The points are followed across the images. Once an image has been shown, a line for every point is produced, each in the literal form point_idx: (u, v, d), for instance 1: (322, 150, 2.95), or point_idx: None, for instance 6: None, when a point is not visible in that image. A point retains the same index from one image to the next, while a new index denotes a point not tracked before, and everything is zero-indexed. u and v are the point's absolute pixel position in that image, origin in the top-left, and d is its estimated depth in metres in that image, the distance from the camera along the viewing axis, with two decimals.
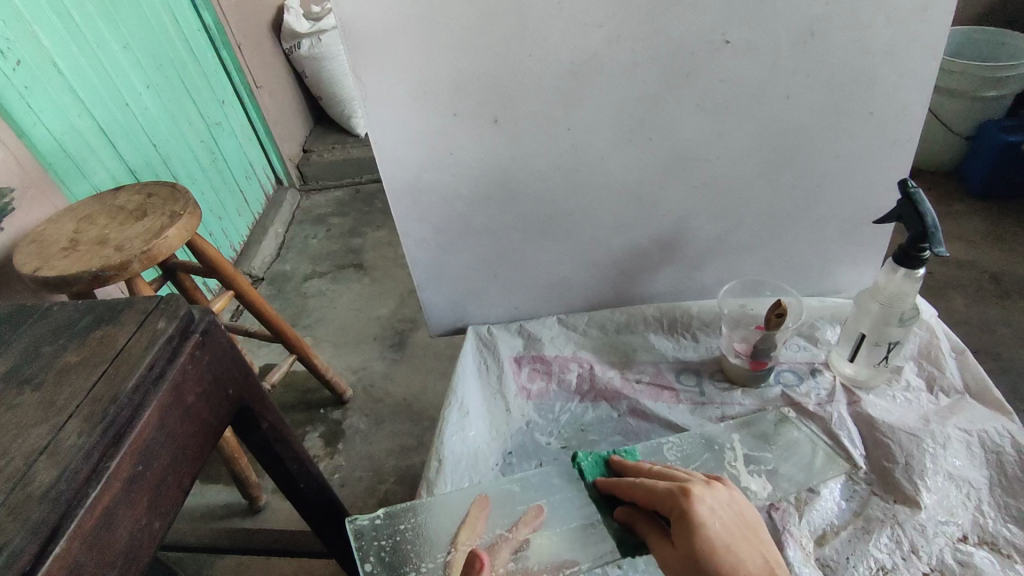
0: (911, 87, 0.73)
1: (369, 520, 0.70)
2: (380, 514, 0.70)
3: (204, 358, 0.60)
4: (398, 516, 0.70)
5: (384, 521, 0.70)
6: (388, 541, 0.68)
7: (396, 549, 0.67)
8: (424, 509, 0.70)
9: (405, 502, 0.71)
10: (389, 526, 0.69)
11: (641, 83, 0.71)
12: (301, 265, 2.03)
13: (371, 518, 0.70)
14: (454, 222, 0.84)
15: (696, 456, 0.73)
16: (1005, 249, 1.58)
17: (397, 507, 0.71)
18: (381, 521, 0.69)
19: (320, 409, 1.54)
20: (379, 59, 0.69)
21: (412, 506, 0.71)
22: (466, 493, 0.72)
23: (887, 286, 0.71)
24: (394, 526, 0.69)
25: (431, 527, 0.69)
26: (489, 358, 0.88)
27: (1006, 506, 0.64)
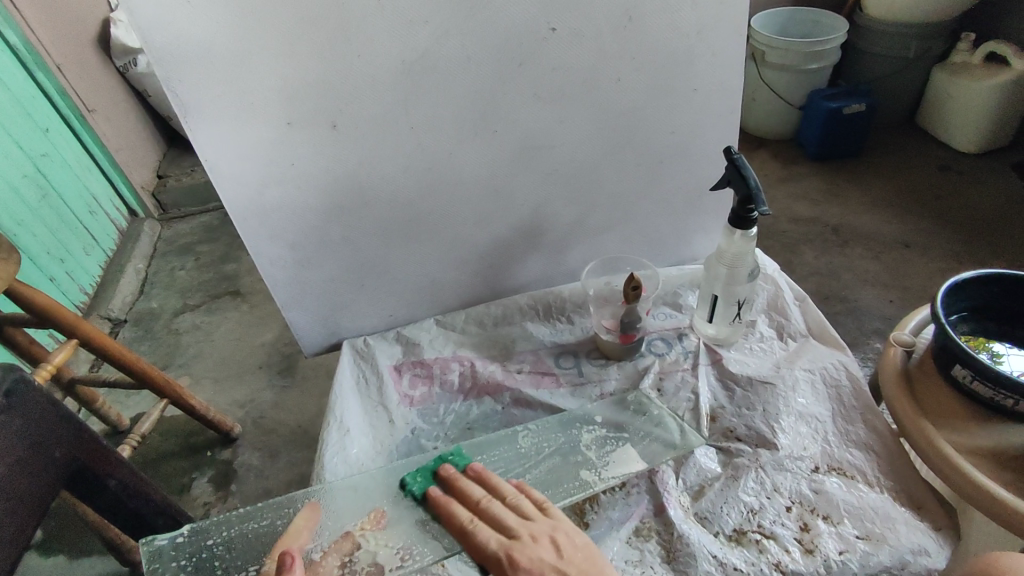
0: (726, 63, 0.78)
1: (171, 539, 0.68)
2: (182, 532, 0.68)
3: (13, 423, 0.53)
4: (206, 531, 0.68)
5: (188, 538, 0.68)
6: (191, 560, 0.66)
7: (203, 564, 0.65)
8: (237, 522, 0.69)
9: (215, 517, 0.70)
10: (201, 543, 0.67)
11: (477, 76, 0.71)
12: (168, 300, 1.86)
13: (180, 536, 0.68)
14: (310, 236, 0.79)
15: (552, 441, 0.75)
16: (841, 202, 1.77)
17: (206, 522, 0.69)
18: (191, 537, 0.68)
19: (205, 452, 1.42)
20: (192, 71, 0.63)
21: (224, 520, 0.69)
22: (298, 501, 0.70)
23: (729, 248, 0.76)
24: (199, 544, 0.67)
25: (250, 540, 0.67)
26: (367, 370, 0.85)
27: (848, 432, 0.71)
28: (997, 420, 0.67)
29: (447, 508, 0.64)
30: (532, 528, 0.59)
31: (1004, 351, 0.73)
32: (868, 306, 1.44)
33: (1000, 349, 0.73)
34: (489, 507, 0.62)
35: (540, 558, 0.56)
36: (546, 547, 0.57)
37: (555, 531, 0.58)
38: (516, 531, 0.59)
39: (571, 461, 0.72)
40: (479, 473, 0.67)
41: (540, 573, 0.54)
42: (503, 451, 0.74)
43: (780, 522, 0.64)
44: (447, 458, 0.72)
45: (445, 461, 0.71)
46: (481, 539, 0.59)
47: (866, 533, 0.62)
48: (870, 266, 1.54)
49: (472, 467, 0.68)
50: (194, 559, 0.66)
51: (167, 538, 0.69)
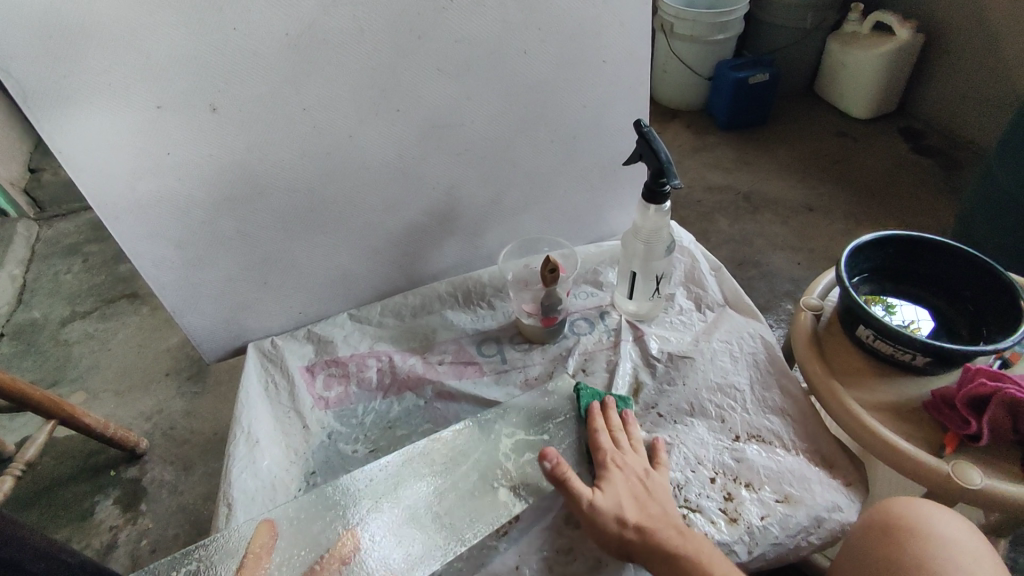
0: (633, 34, 0.77)
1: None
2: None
3: None
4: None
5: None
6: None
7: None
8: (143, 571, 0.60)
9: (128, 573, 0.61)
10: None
11: (373, 50, 0.65)
12: (54, 307, 1.68)
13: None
14: (197, 233, 0.71)
15: (468, 454, 0.68)
16: (751, 170, 1.83)
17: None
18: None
19: (109, 472, 1.29)
20: (30, 45, 0.54)
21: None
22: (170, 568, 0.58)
23: (645, 225, 0.75)
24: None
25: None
26: (276, 374, 0.79)
27: (766, 399, 0.73)
28: (899, 374, 0.70)
29: (600, 410, 0.69)
30: (632, 462, 0.63)
31: (897, 302, 0.78)
32: (779, 269, 1.51)
33: (892, 300, 0.78)
34: (621, 433, 0.67)
35: (630, 489, 0.61)
36: (639, 485, 0.61)
37: (651, 479, 0.62)
38: (617, 458, 0.63)
39: (489, 476, 0.66)
40: (627, 416, 0.69)
41: (622, 499, 0.59)
42: (412, 469, 0.67)
43: (705, 494, 0.65)
44: (614, 398, 0.72)
45: (610, 394, 0.72)
46: (599, 443, 0.65)
47: (784, 495, 0.64)
48: (780, 231, 1.61)
49: (625, 412, 0.69)
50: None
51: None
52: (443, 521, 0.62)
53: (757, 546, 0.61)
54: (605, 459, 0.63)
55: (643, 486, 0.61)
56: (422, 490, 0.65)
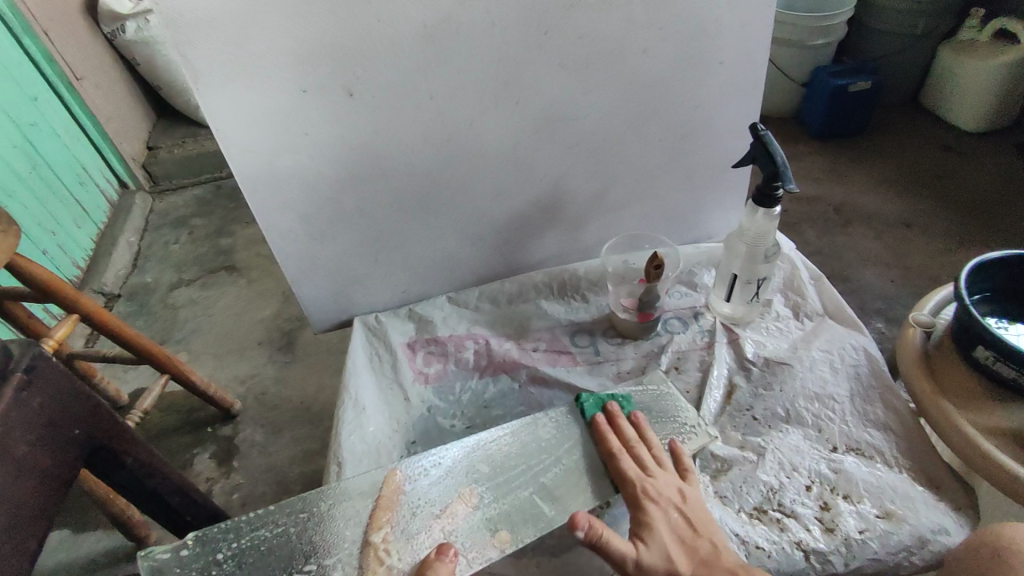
0: (752, 35, 0.76)
1: (172, 552, 0.59)
2: (186, 542, 0.59)
3: (34, 400, 0.53)
4: (212, 541, 0.60)
5: (191, 550, 0.59)
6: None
7: None
8: (249, 530, 0.61)
9: (222, 525, 0.61)
10: (202, 565, 0.58)
11: (500, 44, 0.69)
12: (164, 274, 1.83)
13: (175, 547, 0.59)
14: (323, 209, 0.77)
15: (570, 431, 0.70)
16: (844, 181, 1.76)
17: (209, 532, 0.60)
18: (189, 550, 0.59)
19: (207, 428, 1.40)
20: (208, 33, 0.60)
21: (229, 528, 0.61)
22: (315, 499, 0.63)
23: (751, 228, 0.75)
24: (207, 555, 0.59)
25: (263, 551, 0.59)
26: (380, 348, 0.84)
27: (867, 413, 0.71)
28: (1017, 401, 0.68)
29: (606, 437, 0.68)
30: (663, 486, 0.63)
31: (1000, 323, 0.75)
32: (870, 285, 1.45)
33: (996, 321, 0.75)
34: (637, 450, 0.66)
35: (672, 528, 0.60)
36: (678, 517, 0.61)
37: (686, 498, 0.62)
38: (649, 489, 0.62)
39: (590, 456, 0.68)
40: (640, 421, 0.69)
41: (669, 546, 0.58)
42: (522, 437, 0.69)
43: (801, 500, 0.65)
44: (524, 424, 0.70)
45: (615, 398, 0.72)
46: (625, 473, 0.64)
47: (885, 511, 0.63)
48: (872, 246, 1.55)
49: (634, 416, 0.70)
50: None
51: (170, 550, 0.59)
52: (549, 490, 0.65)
53: (854, 559, 0.60)
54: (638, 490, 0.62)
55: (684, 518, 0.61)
56: (531, 458, 0.68)
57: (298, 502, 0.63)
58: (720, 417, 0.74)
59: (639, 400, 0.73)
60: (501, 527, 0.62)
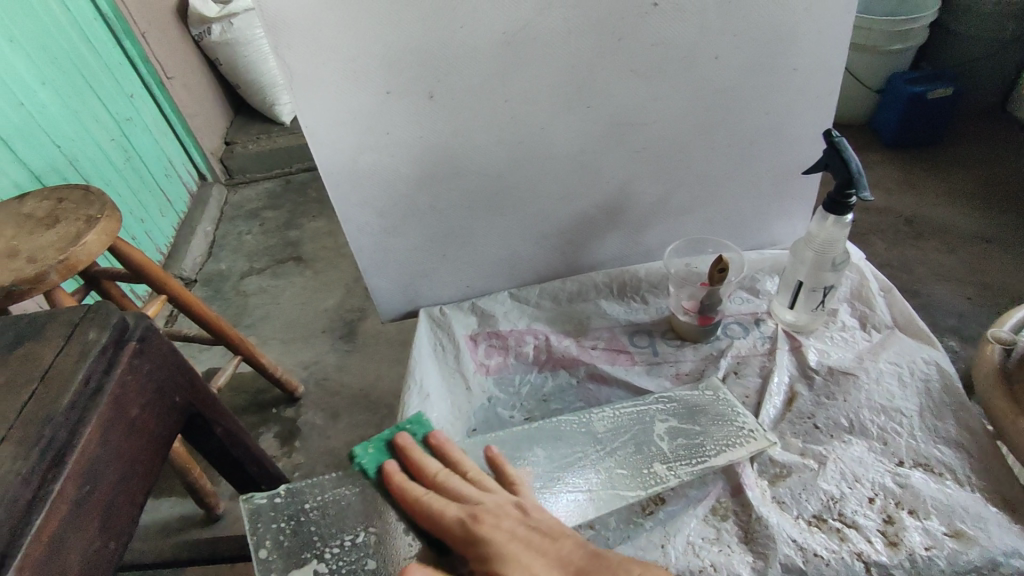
0: (830, 43, 0.76)
1: (268, 500, 0.66)
2: (280, 492, 0.67)
3: (144, 365, 0.57)
4: (300, 494, 0.67)
5: (283, 499, 0.66)
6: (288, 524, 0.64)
7: (298, 528, 0.63)
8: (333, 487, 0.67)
9: (309, 481, 0.68)
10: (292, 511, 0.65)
11: (575, 50, 0.71)
12: (237, 262, 1.94)
13: (272, 494, 0.66)
14: (398, 204, 0.81)
15: (626, 427, 0.72)
16: (917, 192, 1.69)
17: (300, 485, 0.68)
18: (283, 498, 0.66)
19: (272, 409, 1.49)
20: (305, 38, 0.65)
21: (314, 484, 0.68)
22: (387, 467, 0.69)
23: (820, 234, 0.75)
24: (296, 507, 0.66)
25: (343, 507, 0.65)
26: (444, 338, 0.88)
27: (937, 429, 0.70)
28: None
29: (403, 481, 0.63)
30: (494, 507, 0.59)
31: None
32: (942, 301, 1.39)
33: None
34: (449, 481, 0.63)
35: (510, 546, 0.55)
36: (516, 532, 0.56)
37: (521, 511, 0.59)
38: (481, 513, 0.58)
39: (645, 451, 0.70)
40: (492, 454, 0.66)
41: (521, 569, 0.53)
42: (578, 428, 0.73)
43: (863, 512, 0.64)
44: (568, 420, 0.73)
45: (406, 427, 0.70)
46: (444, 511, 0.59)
47: (953, 530, 0.62)
48: (946, 261, 1.48)
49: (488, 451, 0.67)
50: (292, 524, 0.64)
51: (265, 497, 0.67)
52: (606, 477, 0.67)
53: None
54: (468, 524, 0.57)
55: (525, 529, 0.57)
56: (587, 447, 0.71)
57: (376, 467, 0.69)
58: (780, 423, 0.74)
59: (699, 403, 0.74)
60: (555, 506, 0.65)
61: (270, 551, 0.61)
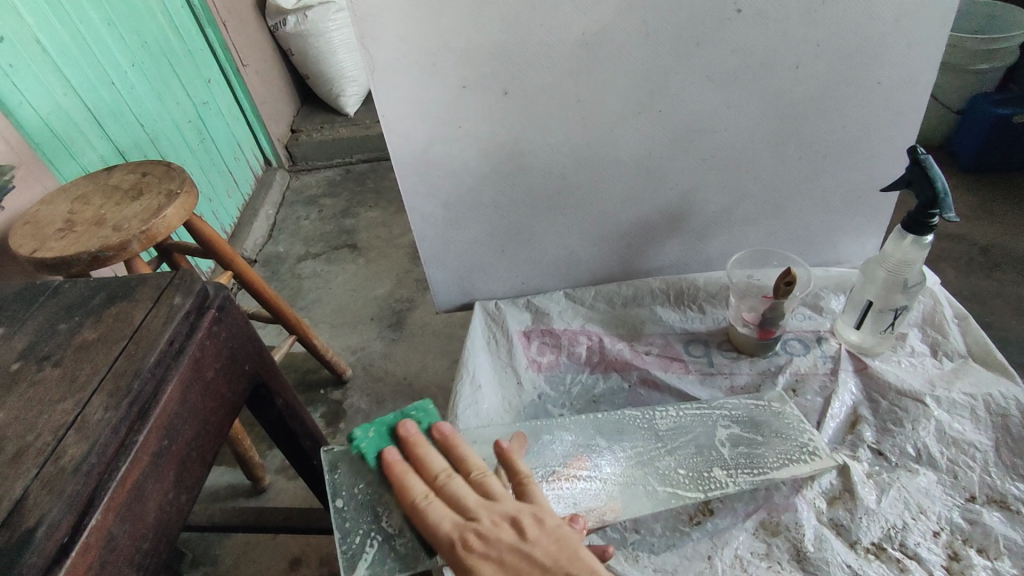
0: (920, 57, 0.73)
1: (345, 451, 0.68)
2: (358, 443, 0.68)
3: (221, 332, 0.59)
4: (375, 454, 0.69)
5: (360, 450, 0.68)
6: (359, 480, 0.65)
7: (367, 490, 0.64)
8: None
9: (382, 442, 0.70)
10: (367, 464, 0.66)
11: (652, 53, 0.71)
12: (294, 246, 2.01)
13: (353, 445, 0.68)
14: (462, 197, 0.83)
15: (687, 429, 0.72)
16: (995, 220, 1.61)
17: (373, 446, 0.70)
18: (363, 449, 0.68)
19: (320, 390, 1.53)
20: (389, 30, 0.67)
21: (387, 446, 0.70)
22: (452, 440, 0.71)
23: (895, 254, 0.72)
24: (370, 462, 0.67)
25: None
26: (497, 332, 0.89)
27: (1012, 466, 0.66)
28: None
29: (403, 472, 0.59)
30: (489, 527, 0.54)
31: None
32: (1016, 336, 1.31)
33: None
34: (448, 485, 0.58)
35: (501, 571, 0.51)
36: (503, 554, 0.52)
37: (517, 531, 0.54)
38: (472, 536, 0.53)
39: (707, 455, 0.69)
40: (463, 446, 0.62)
41: None
42: (641, 423, 0.73)
43: (926, 545, 0.62)
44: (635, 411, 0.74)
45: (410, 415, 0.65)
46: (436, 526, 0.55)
47: None
48: (1023, 294, 1.40)
49: (496, 448, 0.62)
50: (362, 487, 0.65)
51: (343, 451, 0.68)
52: (667, 474, 0.67)
53: None
54: (456, 541, 0.54)
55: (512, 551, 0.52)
56: (649, 442, 0.71)
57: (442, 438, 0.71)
58: (840, 445, 0.72)
59: (765, 416, 0.73)
60: (612, 497, 0.65)
61: (344, 503, 0.63)
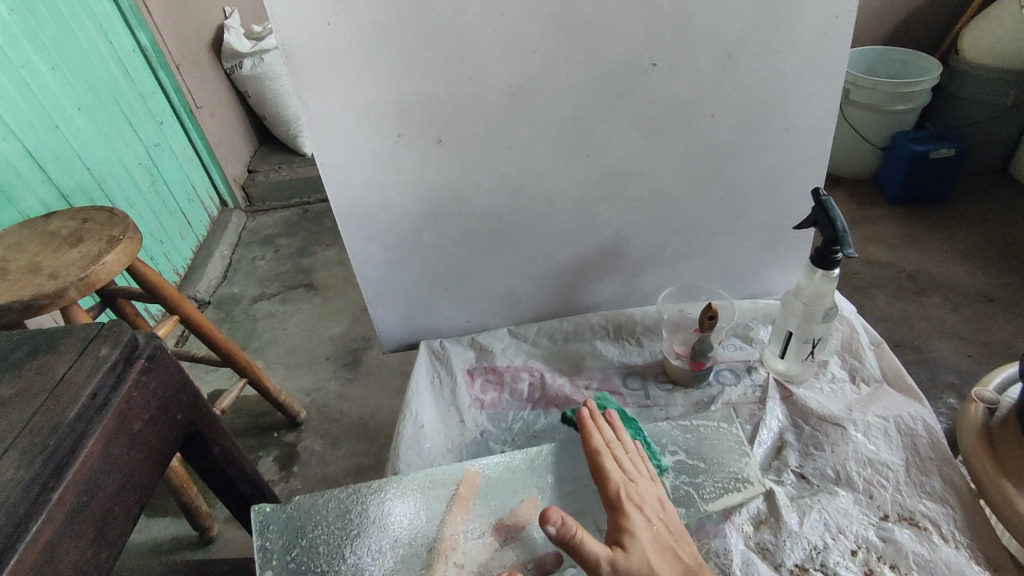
0: (821, 105, 0.80)
1: (278, 510, 0.67)
2: (295, 502, 0.68)
3: (151, 382, 0.60)
4: (314, 508, 0.67)
5: (296, 507, 0.68)
6: (294, 543, 0.64)
7: (302, 554, 0.63)
8: (344, 503, 0.68)
9: (320, 491, 0.69)
10: (298, 527, 0.66)
11: (577, 102, 0.75)
12: (249, 286, 1.99)
13: (286, 505, 0.68)
14: (403, 240, 0.85)
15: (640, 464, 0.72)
16: (921, 248, 1.71)
17: (311, 498, 0.68)
18: (294, 509, 0.67)
19: (272, 433, 1.50)
20: (324, 83, 0.70)
21: (327, 495, 0.69)
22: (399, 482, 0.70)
23: (808, 287, 0.77)
24: (307, 520, 0.67)
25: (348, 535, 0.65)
26: (441, 371, 0.90)
27: (922, 484, 0.70)
28: None
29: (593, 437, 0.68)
30: (643, 490, 0.63)
31: None
32: (943, 358, 1.39)
33: None
34: (618, 454, 0.67)
35: (655, 534, 0.59)
36: (654, 521, 0.61)
37: (664, 507, 0.63)
38: (632, 492, 0.62)
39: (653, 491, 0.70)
40: (620, 425, 0.71)
41: (649, 550, 0.58)
42: None
43: (844, 563, 0.65)
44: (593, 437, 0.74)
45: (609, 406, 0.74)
46: (607, 473, 0.64)
47: None
48: (947, 317, 1.49)
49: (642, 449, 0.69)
50: (296, 551, 0.64)
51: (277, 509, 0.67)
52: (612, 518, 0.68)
53: None
54: (621, 493, 0.62)
55: (665, 527, 0.61)
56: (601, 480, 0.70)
57: (386, 482, 0.71)
58: (767, 471, 0.75)
59: (715, 447, 0.73)
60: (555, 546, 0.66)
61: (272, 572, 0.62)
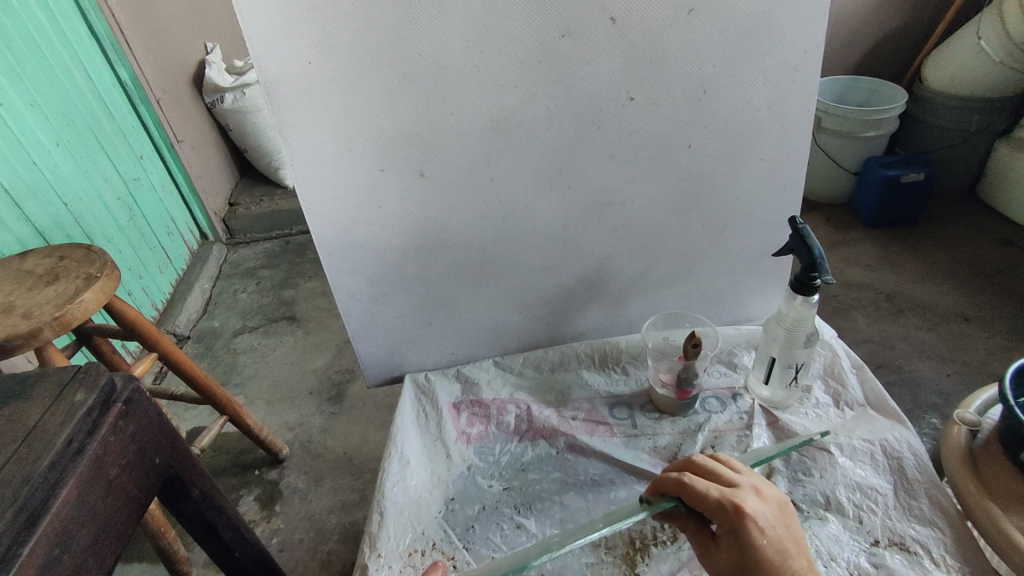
0: (793, 136, 0.82)
1: None
2: None
3: (128, 427, 0.58)
4: None
5: None
6: None
7: None
8: None
9: None
10: None
11: (557, 136, 0.77)
12: (230, 320, 1.96)
13: None
14: (387, 273, 0.85)
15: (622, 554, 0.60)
16: (896, 270, 1.75)
17: None
18: None
19: (254, 471, 1.46)
20: (307, 121, 0.70)
21: None
22: None
23: (790, 313, 0.78)
24: None
25: None
26: (427, 404, 0.89)
27: (910, 507, 0.71)
28: None
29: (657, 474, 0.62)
30: (752, 496, 0.56)
31: None
32: (924, 377, 1.41)
33: None
34: (708, 473, 0.59)
35: (777, 544, 0.53)
36: (774, 530, 0.54)
37: (777, 509, 0.56)
38: (741, 502, 0.55)
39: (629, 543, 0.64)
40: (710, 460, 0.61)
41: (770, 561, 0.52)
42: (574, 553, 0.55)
43: None
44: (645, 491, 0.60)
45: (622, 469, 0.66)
46: (705, 493, 0.56)
47: None
48: (926, 337, 1.51)
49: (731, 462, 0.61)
50: None
51: None
52: None
53: None
54: (728, 506, 0.55)
55: (785, 535, 0.54)
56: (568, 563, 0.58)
57: None
58: None
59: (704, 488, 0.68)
60: None
61: None
